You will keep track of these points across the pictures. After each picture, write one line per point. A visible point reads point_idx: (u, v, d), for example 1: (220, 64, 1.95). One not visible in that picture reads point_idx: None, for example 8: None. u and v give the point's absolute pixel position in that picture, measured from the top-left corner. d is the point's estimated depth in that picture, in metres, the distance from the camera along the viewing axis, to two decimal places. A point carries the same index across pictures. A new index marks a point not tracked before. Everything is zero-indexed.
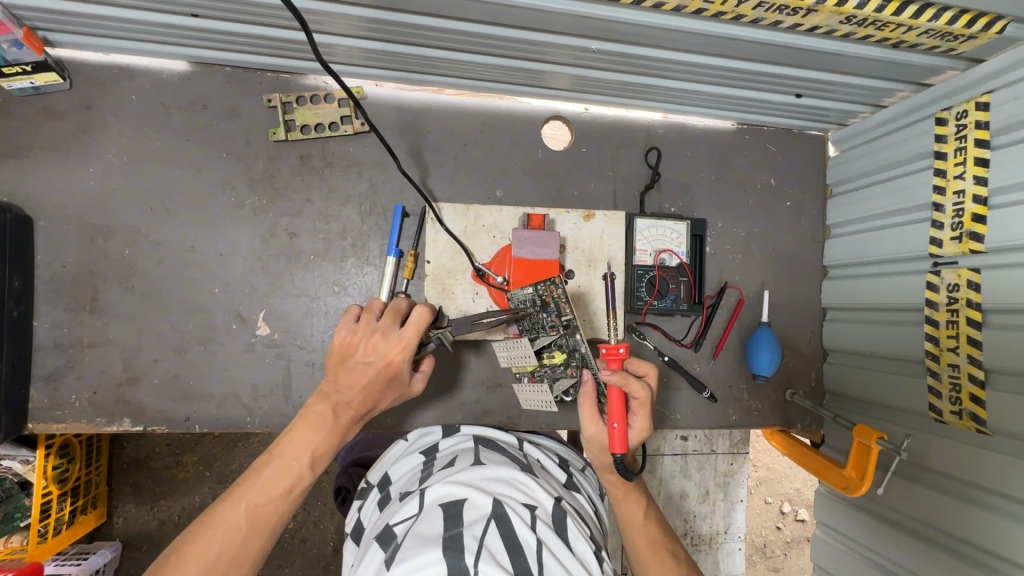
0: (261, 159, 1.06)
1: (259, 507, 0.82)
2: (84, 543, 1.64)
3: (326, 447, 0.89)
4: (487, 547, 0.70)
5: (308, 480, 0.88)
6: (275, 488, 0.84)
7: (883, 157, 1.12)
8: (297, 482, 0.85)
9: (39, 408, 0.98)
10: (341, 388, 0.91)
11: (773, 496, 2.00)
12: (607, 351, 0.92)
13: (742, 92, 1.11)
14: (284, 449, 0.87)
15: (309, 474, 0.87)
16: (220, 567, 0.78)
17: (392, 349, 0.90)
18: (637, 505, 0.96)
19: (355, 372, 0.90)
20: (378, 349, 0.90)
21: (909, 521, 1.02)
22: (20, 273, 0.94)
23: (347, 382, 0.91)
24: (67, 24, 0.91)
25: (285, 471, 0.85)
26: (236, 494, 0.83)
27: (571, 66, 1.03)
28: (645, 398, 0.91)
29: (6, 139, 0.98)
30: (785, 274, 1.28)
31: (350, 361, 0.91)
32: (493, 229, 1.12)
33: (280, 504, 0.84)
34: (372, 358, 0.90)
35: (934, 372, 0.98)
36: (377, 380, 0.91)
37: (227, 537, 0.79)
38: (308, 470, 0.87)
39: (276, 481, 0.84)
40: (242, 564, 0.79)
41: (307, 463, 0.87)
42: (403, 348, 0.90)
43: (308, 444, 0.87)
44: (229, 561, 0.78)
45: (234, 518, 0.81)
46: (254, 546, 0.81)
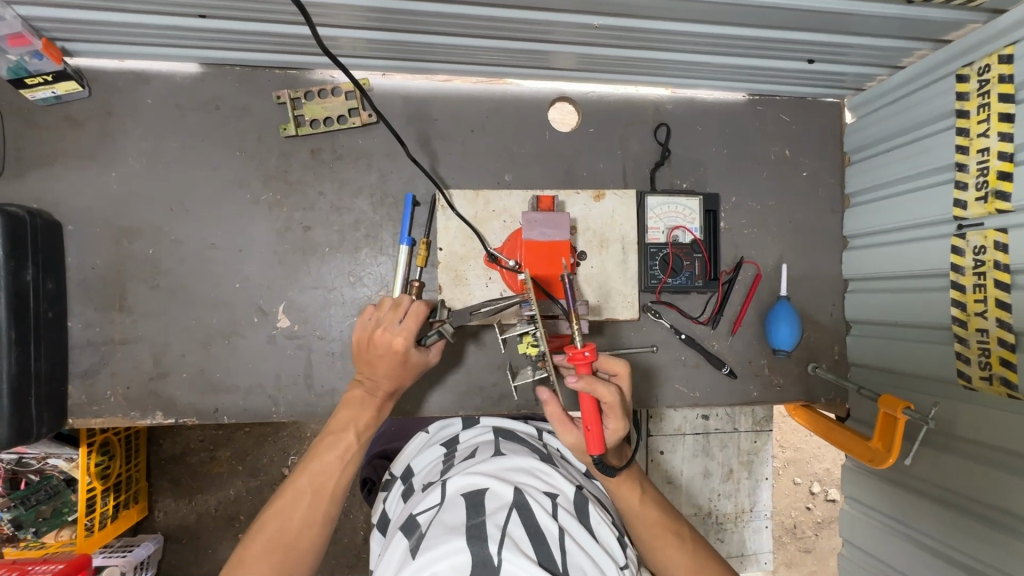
0: (273, 155, 1.08)
1: (318, 476, 0.93)
2: (129, 536, 1.71)
3: (368, 421, 0.97)
4: (510, 535, 0.71)
5: (358, 449, 0.97)
6: (329, 459, 0.94)
7: (902, 120, 1.08)
8: (346, 451, 0.95)
9: (77, 404, 1.02)
10: (368, 377, 0.97)
11: (802, 477, 1.97)
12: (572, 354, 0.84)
13: (752, 61, 1.09)
14: (332, 425, 0.97)
15: (358, 444, 0.96)
16: (295, 526, 0.89)
17: (394, 342, 0.93)
18: (632, 495, 0.89)
19: (372, 366, 0.96)
20: (381, 344, 0.94)
21: (939, 492, 1.00)
22: (52, 275, 0.99)
23: (370, 373, 0.97)
24: (82, 32, 0.94)
25: (335, 444, 0.95)
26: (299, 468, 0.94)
27: (574, 45, 1.02)
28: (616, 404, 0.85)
29: (34, 149, 1.02)
30: (804, 246, 1.25)
31: (366, 357, 0.96)
32: (503, 213, 1.12)
33: (337, 472, 0.94)
34: (383, 354, 0.94)
35: (962, 339, 0.95)
36: (392, 369, 0.96)
37: (296, 501, 0.90)
38: (355, 440, 0.96)
39: (328, 453, 0.94)
40: (312, 525, 0.90)
41: (353, 435, 0.96)
42: (404, 338, 0.94)
43: (351, 419, 0.96)
44: (301, 524, 0.89)
45: (297, 488, 0.92)
46: (321, 511, 0.91)
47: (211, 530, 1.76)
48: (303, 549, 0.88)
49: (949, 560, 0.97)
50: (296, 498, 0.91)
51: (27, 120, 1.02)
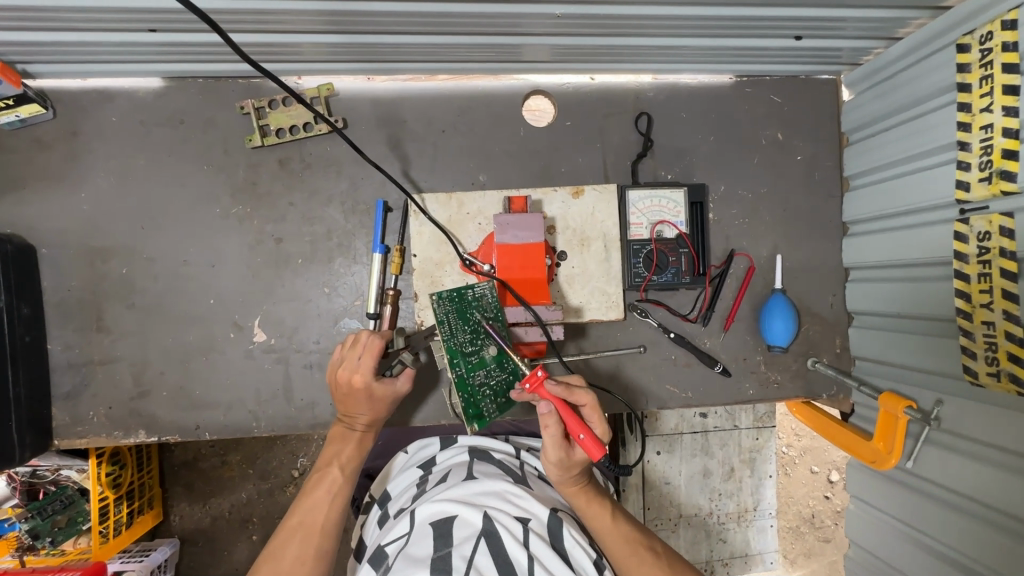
0: (241, 167, 1.07)
1: (308, 511, 0.92)
2: (147, 540, 1.75)
3: (350, 453, 0.97)
4: (476, 566, 0.69)
5: (345, 481, 0.96)
6: (318, 495, 0.94)
7: (900, 96, 1.00)
8: (332, 483, 0.95)
9: (62, 425, 1.04)
10: (344, 415, 0.98)
11: (820, 465, 1.84)
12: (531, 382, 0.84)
13: (736, 41, 1.02)
14: (318, 463, 0.98)
15: (343, 476, 0.96)
16: (286, 566, 0.86)
17: (353, 379, 0.93)
18: (600, 511, 0.90)
19: (344, 403, 0.97)
20: (343, 382, 0.94)
21: (945, 494, 0.94)
22: (28, 300, 0.99)
23: (344, 410, 0.98)
24: (39, 54, 0.93)
25: (322, 479, 0.95)
26: (291, 508, 0.94)
27: (543, 36, 0.97)
28: (595, 401, 0.88)
29: (7, 172, 1.02)
30: (800, 235, 1.18)
31: (337, 395, 0.97)
32: (478, 215, 1.09)
33: (326, 507, 0.93)
34: (347, 392, 0.95)
35: (967, 332, 0.88)
36: (361, 404, 0.96)
37: (286, 541, 0.88)
38: (340, 474, 0.96)
39: (315, 487, 0.95)
40: (303, 562, 0.86)
41: (337, 467, 0.96)
42: (362, 375, 0.93)
43: (334, 454, 0.97)
44: (296, 560, 0.86)
45: (289, 525, 0.91)
46: (314, 546, 0.89)
47: (223, 535, 1.77)
48: None
49: (956, 566, 0.91)
50: (287, 535, 0.90)
51: None
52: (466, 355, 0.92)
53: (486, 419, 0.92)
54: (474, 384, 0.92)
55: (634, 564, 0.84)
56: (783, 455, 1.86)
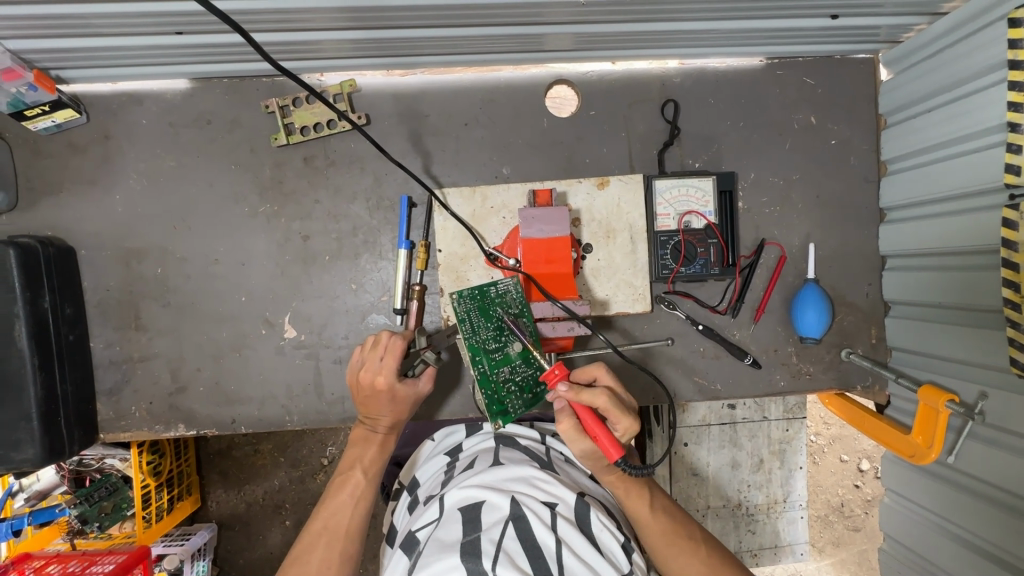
0: (267, 166, 1.08)
1: (331, 514, 0.95)
2: (187, 525, 1.82)
3: (371, 457, 0.98)
4: (505, 550, 0.69)
5: (369, 484, 0.98)
6: (342, 498, 0.96)
7: (944, 76, 0.96)
8: (355, 487, 0.97)
9: (107, 419, 1.08)
10: (365, 417, 0.99)
11: (850, 454, 1.81)
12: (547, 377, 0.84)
13: (766, 23, 0.98)
14: (342, 466, 0.99)
15: (366, 480, 0.98)
16: (313, 568, 0.89)
17: (376, 382, 0.95)
18: (639, 502, 0.89)
19: (366, 405, 0.98)
20: (366, 385, 0.96)
21: (988, 489, 0.91)
22: (70, 300, 1.03)
23: (366, 413, 0.99)
24: (71, 60, 0.95)
25: (345, 483, 0.97)
26: (316, 510, 0.96)
27: (566, 24, 0.94)
28: (606, 400, 0.83)
29: (45, 176, 1.05)
30: (834, 222, 1.14)
31: (359, 398, 0.98)
32: (501, 209, 1.08)
33: (349, 509, 0.95)
34: (369, 395, 0.96)
35: (1016, 323, 0.84)
36: (383, 406, 0.97)
37: (313, 545, 0.91)
38: (363, 477, 0.97)
39: (338, 490, 0.97)
40: (329, 566, 0.90)
41: (358, 471, 0.97)
42: (385, 376, 0.94)
43: (357, 457, 0.98)
44: (321, 564, 0.89)
45: (314, 528, 0.93)
46: (337, 550, 0.91)
47: (259, 520, 1.83)
48: None
49: (998, 561, 0.89)
50: (312, 538, 0.92)
51: (33, 150, 1.05)
52: (488, 352, 0.93)
53: (512, 416, 0.92)
54: (498, 380, 0.93)
55: (670, 553, 0.86)
56: (812, 443, 1.82)
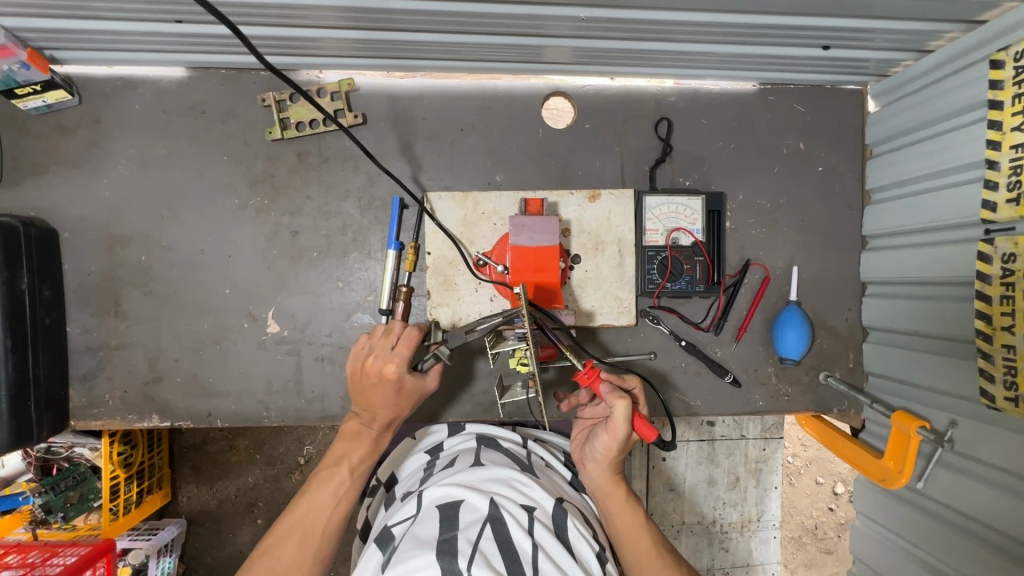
0: (260, 159, 1.07)
1: (310, 511, 0.93)
2: (153, 520, 1.78)
3: (361, 455, 0.96)
4: (481, 551, 0.70)
5: (353, 484, 0.96)
6: (323, 494, 0.94)
7: (929, 111, 0.99)
8: (340, 484, 0.94)
9: (79, 406, 1.05)
10: (364, 408, 0.95)
11: (824, 477, 1.83)
12: (586, 373, 0.83)
13: (760, 49, 1.00)
14: (327, 459, 0.96)
15: (351, 478, 0.96)
16: (284, 564, 0.88)
17: (386, 370, 0.91)
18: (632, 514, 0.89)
19: (367, 395, 0.94)
20: (373, 372, 0.92)
21: (955, 516, 0.93)
22: (49, 283, 1.01)
23: (366, 403, 0.95)
24: (66, 41, 0.94)
25: (329, 479, 0.95)
26: (294, 502, 0.95)
27: (566, 38, 0.96)
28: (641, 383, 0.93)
29: (31, 157, 1.04)
30: (817, 247, 1.17)
31: (362, 386, 0.94)
32: (493, 216, 1.08)
33: (329, 508, 0.93)
34: (375, 383, 0.92)
35: (986, 354, 0.86)
36: (386, 397, 0.93)
37: (286, 539, 0.90)
38: (349, 476, 0.95)
39: (322, 486, 0.94)
40: (300, 564, 0.88)
41: (345, 469, 0.95)
42: (396, 365, 0.91)
43: (346, 452, 0.96)
44: (292, 561, 0.88)
45: (290, 521, 0.92)
46: (311, 548, 0.90)
47: (228, 518, 1.80)
48: None
49: None
50: (288, 532, 0.91)
51: (21, 129, 1.03)
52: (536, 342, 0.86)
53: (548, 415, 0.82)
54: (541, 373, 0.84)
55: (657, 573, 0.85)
56: (787, 465, 1.84)
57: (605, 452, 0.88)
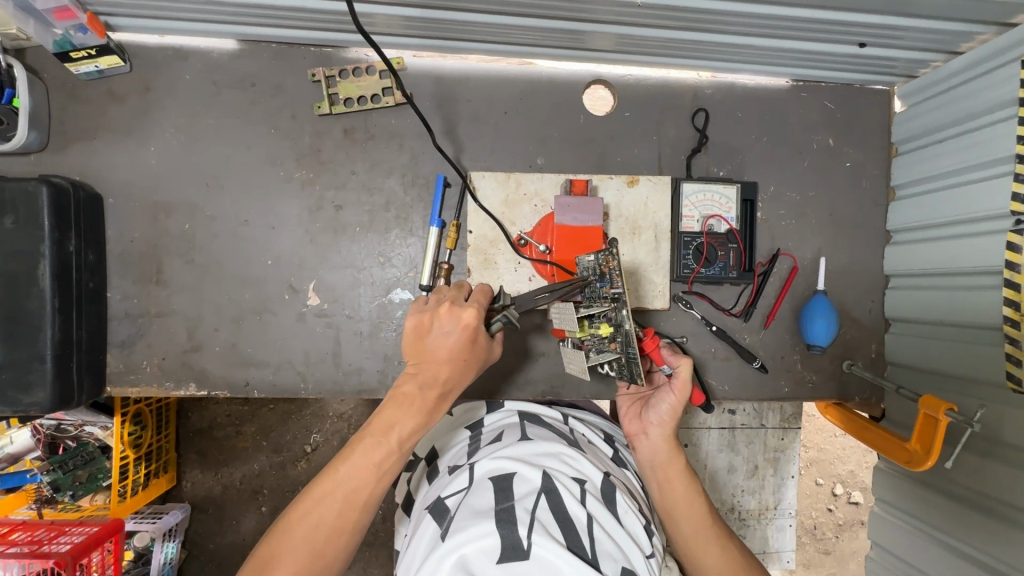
0: (307, 133, 1.09)
1: (352, 481, 0.86)
2: (160, 503, 1.76)
3: (415, 423, 0.89)
4: (539, 520, 0.71)
5: (399, 456, 0.89)
6: (367, 464, 0.87)
7: (957, 110, 1.03)
8: (388, 453, 0.88)
9: (115, 372, 1.05)
10: (427, 364, 0.92)
11: (825, 478, 1.86)
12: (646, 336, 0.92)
13: (799, 45, 1.04)
14: (373, 426, 0.89)
15: (399, 449, 0.89)
16: (320, 533, 0.83)
17: (465, 315, 0.92)
18: (681, 486, 0.95)
19: (435, 348, 0.92)
20: (450, 319, 0.92)
21: (980, 498, 0.96)
22: (94, 247, 1.01)
23: (431, 358, 0.92)
24: (126, 7, 0.95)
25: (376, 448, 0.87)
26: (332, 469, 0.87)
27: (615, 25, 0.99)
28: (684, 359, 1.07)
29: (79, 121, 1.04)
30: (843, 240, 1.21)
31: (432, 337, 0.92)
32: (535, 197, 1.10)
33: (372, 481, 0.87)
34: (449, 331, 0.92)
35: (1014, 339, 0.90)
36: (455, 350, 0.91)
37: (320, 506, 0.84)
38: (397, 447, 0.88)
39: (367, 454, 0.87)
40: (338, 534, 0.84)
41: (395, 437, 0.88)
42: (475, 312, 0.92)
43: (399, 418, 0.89)
44: (329, 530, 0.83)
45: (329, 488, 0.85)
46: (349, 516, 0.85)
47: (234, 503, 1.79)
48: (334, 563, 0.84)
49: (982, 565, 0.94)
50: (327, 500, 0.85)
51: (70, 94, 1.04)
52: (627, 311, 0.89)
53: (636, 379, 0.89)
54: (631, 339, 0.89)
55: (700, 541, 0.91)
56: None
57: (671, 414, 0.96)
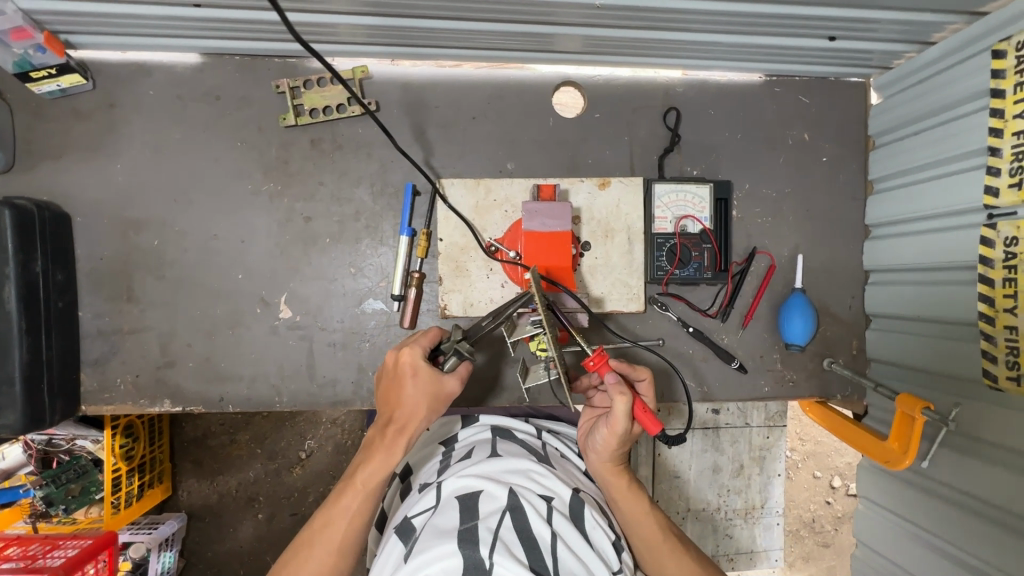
0: (274, 145, 1.08)
1: (322, 525, 0.87)
2: (155, 513, 1.76)
3: (371, 461, 0.88)
4: (502, 539, 0.70)
5: (363, 496, 0.88)
6: (336, 506, 0.88)
7: (931, 101, 1.01)
8: (349, 493, 0.88)
9: (89, 391, 1.05)
10: (382, 408, 0.92)
11: (823, 470, 1.84)
12: (593, 360, 0.83)
13: (767, 40, 1.02)
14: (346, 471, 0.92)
15: (362, 488, 0.88)
16: None
17: (400, 354, 0.90)
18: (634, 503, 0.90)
19: (386, 390, 0.91)
20: (391, 361, 0.91)
21: (959, 496, 0.95)
22: (62, 267, 1.01)
23: (384, 402, 0.92)
24: (83, 25, 0.94)
25: (342, 490, 0.89)
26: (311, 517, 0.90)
27: (579, 26, 0.98)
28: (652, 376, 0.94)
29: (44, 141, 1.04)
30: (821, 236, 1.19)
31: (381, 381, 0.93)
32: (505, 203, 1.10)
33: (339, 522, 0.87)
34: (391, 373, 0.91)
35: (989, 336, 0.88)
36: (400, 389, 0.89)
37: (298, 554, 0.86)
38: (360, 485, 0.88)
39: (335, 497, 0.88)
40: None
41: (356, 478, 0.88)
42: (409, 348, 0.90)
43: (360, 459, 0.90)
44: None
45: (305, 536, 0.87)
46: (326, 563, 0.85)
47: (231, 510, 1.79)
48: None
49: (962, 564, 0.93)
50: (303, 546, 0.86)
51: (35, 113, 1.03)
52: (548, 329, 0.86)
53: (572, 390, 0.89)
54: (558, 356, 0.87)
55: (663, 554, 0.88)
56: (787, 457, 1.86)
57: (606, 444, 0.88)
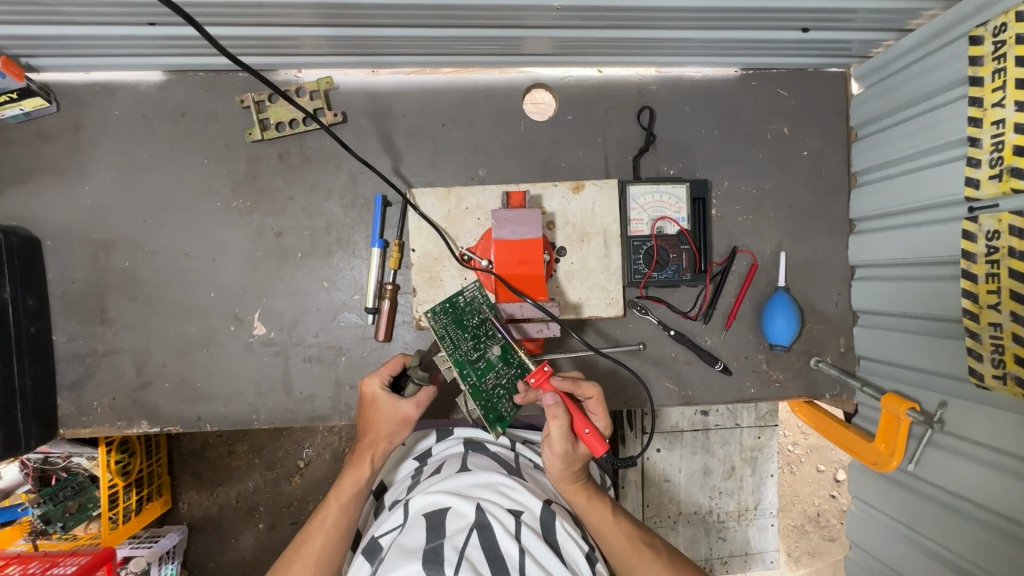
0: (241, 161, 1.07)
1: (300, 544, 0.89)
2: (156, 526, 1.77)
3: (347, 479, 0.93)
4: (468, 559, 0.69)
5: (339, 511, 0.91)
6: (313, 524, 0.90)
7: (912, 90, 0.98)
8: (326, 510, 0.91)
9: (67, 415, 1.05)
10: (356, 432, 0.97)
11: (826, 464, 1.76)
12: (535, 377, 0.83)
13: (739, 34, 0.99)
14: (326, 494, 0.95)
15: (338, 505, 0.91)
16: None
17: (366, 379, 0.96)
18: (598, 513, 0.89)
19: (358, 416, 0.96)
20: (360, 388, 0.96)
21: (947, 497, 0.92)
22: (34, 292, 1.01)
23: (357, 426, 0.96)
24: (41, 48, 0.93)
25: (320, 509, 0.92)
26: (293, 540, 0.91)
27: (543, 28, 0.95)
28: (599, 394, 0.89)
29: (12, 165, 1.04)
30: (805, 232, 1.16)
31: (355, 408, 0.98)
32: (477, 210, 1.08)
33: (315, 539, 0.88)
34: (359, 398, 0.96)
35: (973, 333, 0.85)
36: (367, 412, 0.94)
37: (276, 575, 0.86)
38: (336, 502, 0.91)
39: (314, 516, 0.92)
40: None
41: (332, 495, 0.92)
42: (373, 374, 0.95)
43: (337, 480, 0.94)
44: None
45: (284, 557, 0.88)
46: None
47: (229, 522, 1.80)
48: None
49: (950, 567, 0.90)
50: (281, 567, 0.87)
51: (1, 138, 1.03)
52: (474, 363, 0.89)
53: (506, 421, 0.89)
54: (487, 388, 0.89)
55: (634, 561, 0.85)
56: (788, 453, 1.79)
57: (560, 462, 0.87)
